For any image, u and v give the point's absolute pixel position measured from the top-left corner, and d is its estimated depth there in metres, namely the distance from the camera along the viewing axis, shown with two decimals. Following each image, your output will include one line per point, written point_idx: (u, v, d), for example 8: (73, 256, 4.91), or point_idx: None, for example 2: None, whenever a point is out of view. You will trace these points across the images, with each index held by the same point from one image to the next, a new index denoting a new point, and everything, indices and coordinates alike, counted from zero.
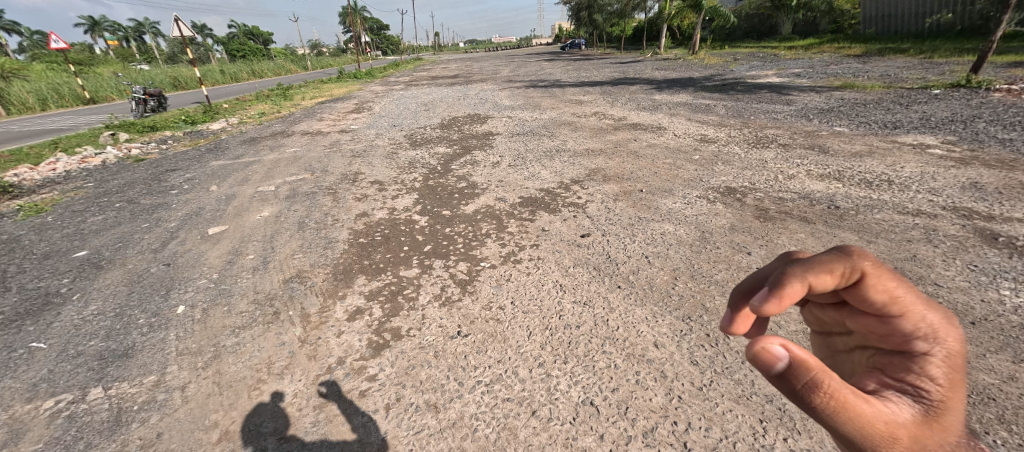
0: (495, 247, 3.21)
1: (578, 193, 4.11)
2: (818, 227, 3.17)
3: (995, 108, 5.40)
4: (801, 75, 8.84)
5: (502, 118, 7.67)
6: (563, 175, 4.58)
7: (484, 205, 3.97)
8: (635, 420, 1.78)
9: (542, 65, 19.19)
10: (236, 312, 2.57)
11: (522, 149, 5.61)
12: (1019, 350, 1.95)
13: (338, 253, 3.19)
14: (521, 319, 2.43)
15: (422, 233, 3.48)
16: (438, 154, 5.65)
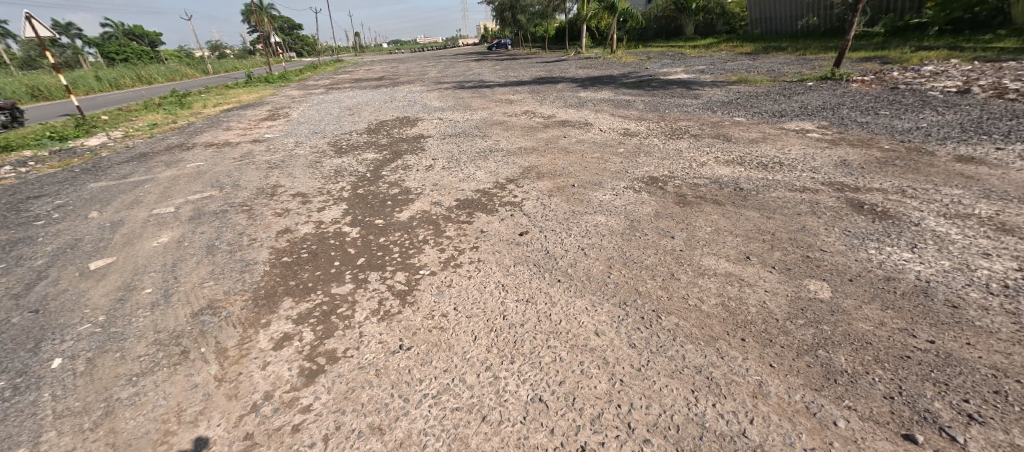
0: (433, 252, 2.98)
1: (513, 192, 3.98)
2: (728, 208, 3.34)
3: (855, 96, 5.99)
4: (704, 70, 9.41)
5: (435, 119, 7.41)
6: (498, 175, 4.44)
7: (419, 210, 3.70)
8: (582, 409, 1.72)
9: (468, 66, 18.88)
10: (132, 357, 2.09)
11: (456, 151, 5.39)
12: (887, 300, 2.23)
13: (258, 276, 2.76)
14: (465, 324, 2.23)
15: (353, 245, 3.14)
16: (366, 161, 5.26)
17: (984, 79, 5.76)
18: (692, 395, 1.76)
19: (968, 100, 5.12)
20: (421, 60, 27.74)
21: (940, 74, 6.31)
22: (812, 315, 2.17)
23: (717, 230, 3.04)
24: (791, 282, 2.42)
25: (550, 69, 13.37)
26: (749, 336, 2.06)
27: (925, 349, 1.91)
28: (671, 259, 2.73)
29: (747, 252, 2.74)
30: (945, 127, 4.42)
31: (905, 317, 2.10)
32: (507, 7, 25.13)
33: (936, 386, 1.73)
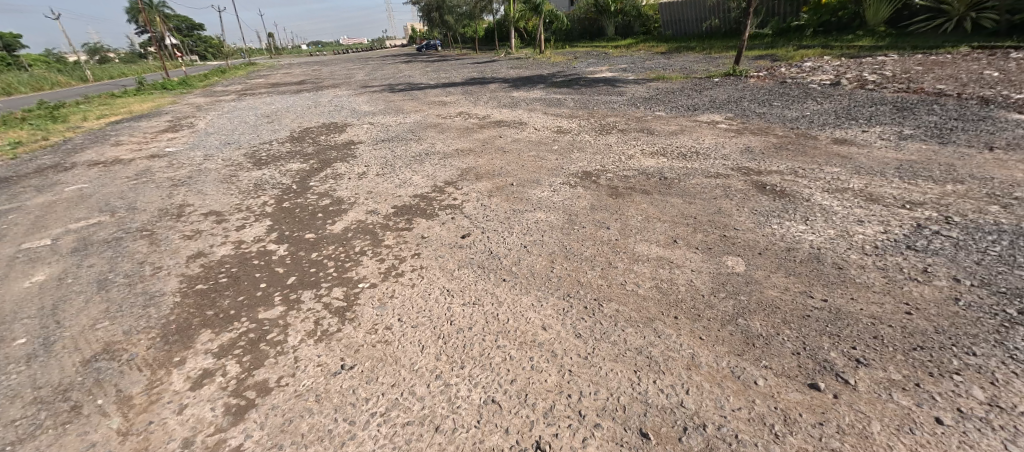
0: (372, 262, 2.90)
1: (452, 194, 3.96)
2: (655, 196, 3.59)
3: (754, 89, 6.68)
4: (626, 69, 9.97)
5: (365, 124, 7.14)
6: (436, 178, 4.39)
7: (354, 220, 3.57)
8: (535, 404, 1.77)
9: (398, 67, 18.39)
10: (5, 423, 1.80)
11: (390, 156, 5.24)
12: (789, 268, 2.53)
13: (167, 310, 2.50)
14: (411, 334, 2.20)
15: (281, 263, 2.95)
16: (290, 172, 4.95)
17: (851, 73, 6.70)
18: (634, 376, 1.89)
19: (842, 91, 5.93)
20: (346, 63, 26.52)
21: (818, 69, 7.23)
22: (732, 288, 2.41)
23: (647, 218, 3.25)
24: (713, 260, 2.67)
25: (481, 70, 13.40)
26: (681, 314, 2.24)
27: (823, 307, 2.20)
28: (608, 249, 2.89)
29: (674, 237, 2.97)
30: (827, 115, 5.08)
31: (805, 281, 2.40)
32: (434, 8, 24.73)
33: (833, 339, 2.00)
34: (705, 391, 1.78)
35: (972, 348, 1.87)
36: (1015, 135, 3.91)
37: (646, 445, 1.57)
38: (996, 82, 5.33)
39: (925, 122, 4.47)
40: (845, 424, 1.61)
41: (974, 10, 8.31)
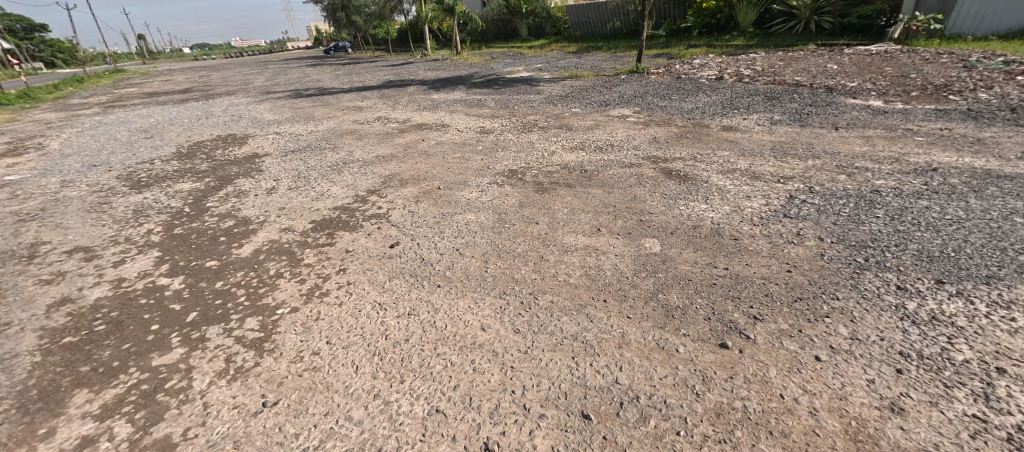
0: (292, 284, 2.72)
1: (376, 203, 3.84)
2: (578, 189, 3.79)
3: (657, 85, 7.29)
4: (542, 68, 10.33)
5: (270, 134, 6.60)
6: (357, 187, 4.22)
7: (265, 240, 3.31)
8: (480, 406, 1.79)
9: (306, 71, 17.23)
10: None
11: (303, 167, 4.92)
12: (696, 243, 2.84)
13: (25, 373, 2.13)
14: (343, 356, 2.12)
15: (176, 299, 2.65)
16: (181, 193, 4.44)
17: (732, 68, 7.58)
18: (572, 362, 2.00)
19: (726, 84, 6.69)
20: (245, 68, 24.22)
21: (706, 65, 8.08)
22: (652, 267, 2.64)
23: (572, 210, 3.42)
24: (633, 244, 2.89)
25: (396, 72, 13.01)
26: (610, 297, 2.41)
27: (726, 275, 2.50)
28: (539, 243, 3.01)
29: (598, 225, 3.16)
30: (716, 105, 5.70)
31: (710, 254, 2.70)
32: (339, 8, 23.43)
33: (736, 302, 2.29)
34: (633, 370, 1.93)
35: (837, 294, 2.26)
36: (855, 117, 4.73)
37: (587, 427, 1.67)
38: (835, 74, 6.39)
39: (790, 109, 5.21)
40: (750, 375, 1.85)
41: (815, 14, 9.91)
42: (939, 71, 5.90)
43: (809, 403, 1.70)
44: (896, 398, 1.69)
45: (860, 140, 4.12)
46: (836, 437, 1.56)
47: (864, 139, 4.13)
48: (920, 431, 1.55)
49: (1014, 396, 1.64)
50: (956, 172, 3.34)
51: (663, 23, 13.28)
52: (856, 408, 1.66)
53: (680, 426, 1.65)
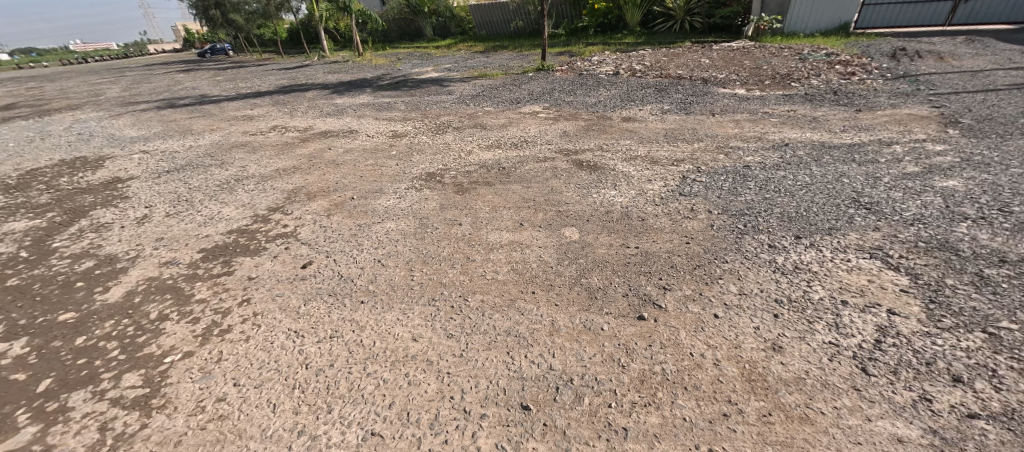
0: (183, 326, 2.41)
1: (281, 221, 3.56)
2: (497, 186, 3.87)
3: (562, 81, 7.65)
4: (451, 68, 10.27)
5: (135, 154, 5.73)
6: (256, 206, 3.87)
7: (141, 280, 2.89)
8: (419, 420, 1.77)
9: (180, 77, 15.19)
10: None
11: (183, 190, 4.37)
12: (609, 226, 3.07)
13: None
14: (257, 396, 1.95)
15: (19, 368, 2.19)
16: (14, 235, 3.69)
17: (626, 64, 8.23)
18: (507, 357, 2.05)
19: (621, 79, 7.26)
20: (96, 75, 20.57)
21: (603, 62, 8.67)
22: (574, 254, 2.80)
23: (494, 208, 3.50)
24: (554, 234, 3.04)
25: (290, 76, 12.00)
26: (538, 288, 2.51)
27: (637, 253, 2.75)
28: (464, 244, 3.03)
29: (521, 220, 3.27)
30: (616, 99, 6.17)
31: (623, 236, 2.95)
32: (212, 5, 20.76)
33: (648, 277, 2.52)
34: (562, 356, 2.03)
35: (726, 258, 2.61)
36: (728, 104, 5.43)
37: (527, 417, 1.74)
38: (708, 67, 7.26)
39: (676, 99, 5.82)
40: (664, 341, 2.06)
41: (687, 15, 11.09)
42: (783, 62, 7.00)
43: (712, 356, 1.96)
44: (776, 338, 2.01)
45: (733, 124, 4.75)
46: (735, 380, 1.83)
47: (735, 123, 4.76)
48: (795, 363, 1.88)
49: (855, 320, 2.05)
50: (802, 145, 4.02)
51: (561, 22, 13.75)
52: (748, 353, 1.95)
53: (611, 399, 1.79)
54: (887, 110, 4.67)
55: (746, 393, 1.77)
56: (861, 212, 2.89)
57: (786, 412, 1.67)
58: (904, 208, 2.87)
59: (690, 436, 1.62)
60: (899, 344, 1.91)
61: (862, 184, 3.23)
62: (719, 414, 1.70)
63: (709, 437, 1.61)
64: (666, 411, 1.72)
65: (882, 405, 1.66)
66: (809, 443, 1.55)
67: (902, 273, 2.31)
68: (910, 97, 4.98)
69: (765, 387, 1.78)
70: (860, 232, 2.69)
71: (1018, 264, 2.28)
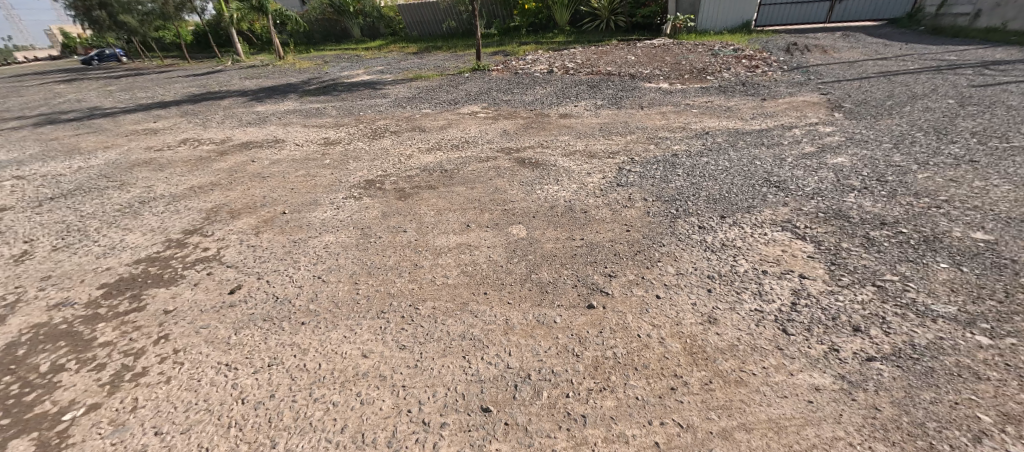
0: (84, 375, 2.10)
1: (200, 244, 3.26)
2: (441, 189, 3.84)
3: (498, 81, 7.73)
4: (384, 70, 9.92)
5: (8, 181, 4.97)
6: (168, 230, 3.51)
7: (25, 328, 2.49)
8: (375, 439, 1.70)
9: (62, 89, 13.35)
10: None
11: (73, 218, 3.88)
12: (553, 221, 3.17)
13: None
14: (187, 440, 1.76)
15: None
16: None
17: (558, 62, 8.47)
18: (463, 363, 2.03)
19: (555, 77, 7.47)
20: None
21: (537, 61, 8.85)
22: (522, 251, 2.86)
23: (438, 211, 3.46)
24: (502, 234, 3.08)
25: (201, 83, 10.96)
26: (489, 289, 2.53)
27: (582, 245, 2.86)
28: (410, 251, 2.96)
29: (467, 221, 3.27)
30: (551, 96, 6.34)
31: (567, 229, 3.05)
32: (95, 5, 18.24)
33: (593, 268, 2.62)
34: (517, 354, 2.05)
35: (662, 242, 2.79)
36: (653, 98, 5.77)
37: (488, 419, 1.75)
38: (634, 64, 7.68)
39: (607, 95, 6.09)
40: (613, 328, 2.16)
41: (611, 15, 11.57)
42: (698, 57, 7.58)
43: (657, 335, 2.09)
44: (710, 311, 2.19)
45: (660, 116, 5.06)
46: (678, 356, 1.97)
47: (662, 115, 5.07)
48: (729, 332, 2.06)
49: (774, 286, 2.29)
50: (720, 133, 4.39)
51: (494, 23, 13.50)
52: (688, 328, 2.10)
53: (568, 389, 1.85)
54: (786, 98, 5.22)
55: (689, 365, 1.91)
56: (772, 190, 3.21)
57: (725, 378, 1.84)
58: (806, 184, 3.24)
59: (644, 413, 1.72)
60: (811, 303, 2.16)
61: (771, 165, 3.59)
62: (668, 389, 1.82)
63: (660, 411, 1.73)
64: (620, 393, 1.82)
65: (802, 359, 1.87)
66: (745, 403, 1.72)
67: (808, 241, 2.61)
68: (804, 86, 5.61)
69: (705, 358, 1.94)
70: (773, 208, 2.99)
71: (895, 224, 2.68)
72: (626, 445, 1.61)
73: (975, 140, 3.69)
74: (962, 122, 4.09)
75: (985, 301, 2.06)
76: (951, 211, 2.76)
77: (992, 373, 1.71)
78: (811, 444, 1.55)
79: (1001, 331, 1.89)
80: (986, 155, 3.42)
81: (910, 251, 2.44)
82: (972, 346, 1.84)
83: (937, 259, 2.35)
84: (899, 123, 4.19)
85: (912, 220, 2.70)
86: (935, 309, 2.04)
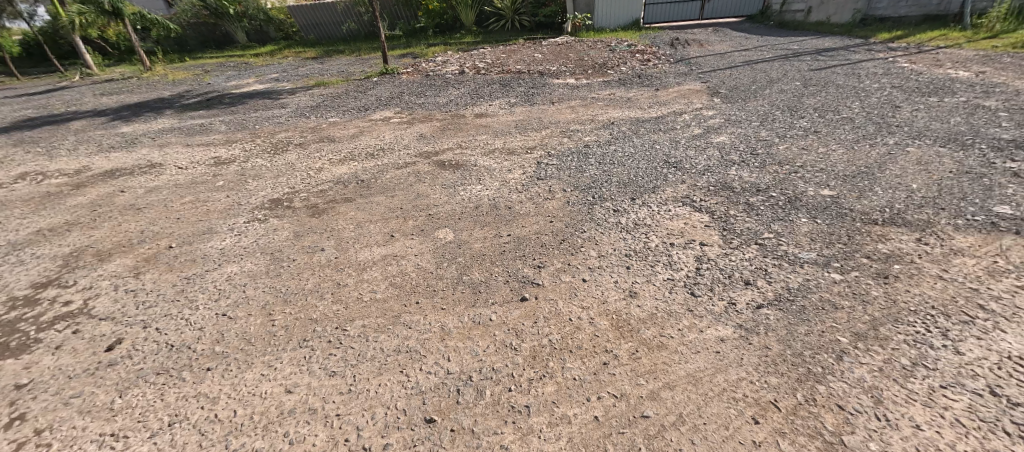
0: None
1: (58, 298, 2.66)
2: (358, 200, 3.64)
3: (409, 84, 7.54)
4: (280, 78, 9.06)
5: None
6: (10, 286, 2.81)
7: None
8: None
9: None
10: None
11: None
12: (480, 221, 3.20)
13: None
14: None
15: None
16: None
17: (469, 63, 8.48)
18: (400, 379, 1.96)
19: (467, 78, 7.49)
20: None
21: (448, 62, 8.83)
22: (451, 254, 2.84)
23: (359, 224, 3.28)
24: (429, 239, 3.02)
25: (40, 99, 8.99)
26: (420, 297, 2.47)
27: (510, 241, 2.92)
28: (331, 269, 2.77)
29: (391, 231, 3.15)
30: (466, 97, 6.34)
31: (494, 227, 3.10)
32: None
33: (523, 264, 2.67)
34: (455, 360, 2.03)
35: (583, 228, 2.96)
36: (562, 94, 6.02)
37: (433, 429, 1.72)
38: (541, 61, 7.97)
39: (520, 92, 6.25)
40: (546, 318, 2.23)
41: (516, 14, 11.93)
42: (599, 54, 8.07)
43: (587, 316, 2.22)
44: (631, 286, 2.38)
45: (570, 110, 5.32)
46: (607, 331, 2.11)
47: (571, 109, 5.34)
48: (648, 302, 2.25)
49: (679, 256, 2.56)
50: (624, 123, 4.74)
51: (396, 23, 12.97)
52: (613, 305, 2.26)
53: (510, 383, 1.90)
54: (675, 87, 5.78)
55: (618, 339, 2.06)
56: (672, 171, 3.54)
57: (649, 345, 2.01)
58: (699, 163, 3.62)
59: (582, 391, 1.83)
60: (711, 266, 2.44)
61: (669, 148, 3.97)
62: (601, 364, 1.95)
63: (597, 387, 1.84)
64: (559, 377, 1.90)
65: (709, 317, 2.12)
66: (667, 364, 1.90)
67: (704, 212, 2.93)
68: (688, 76, 6.25)
69: (630, 330, 2.10)
70: (673, 187, 3.31)
71: (767, 190, 3.12)
72: (569, 425, 1.69)
73: (817, 114, 4.41)
74: (808, 100, 4.86)
75: (835, 244, 2.50)
76: (806, 174, 3.28)
77: (845, 302, 2.10)
78: (723, 389, 1.76)
79: (847, 267, 2.32)
80: (827, 126, 4.11)
81: (780, 211, 2.86)
82: (830, 282, 2.23)
83: (799, 215, 2.79)
84: (763, 104, 4.86)
85: (779, 185, 3.16)
86: (802, 257, 2.43)
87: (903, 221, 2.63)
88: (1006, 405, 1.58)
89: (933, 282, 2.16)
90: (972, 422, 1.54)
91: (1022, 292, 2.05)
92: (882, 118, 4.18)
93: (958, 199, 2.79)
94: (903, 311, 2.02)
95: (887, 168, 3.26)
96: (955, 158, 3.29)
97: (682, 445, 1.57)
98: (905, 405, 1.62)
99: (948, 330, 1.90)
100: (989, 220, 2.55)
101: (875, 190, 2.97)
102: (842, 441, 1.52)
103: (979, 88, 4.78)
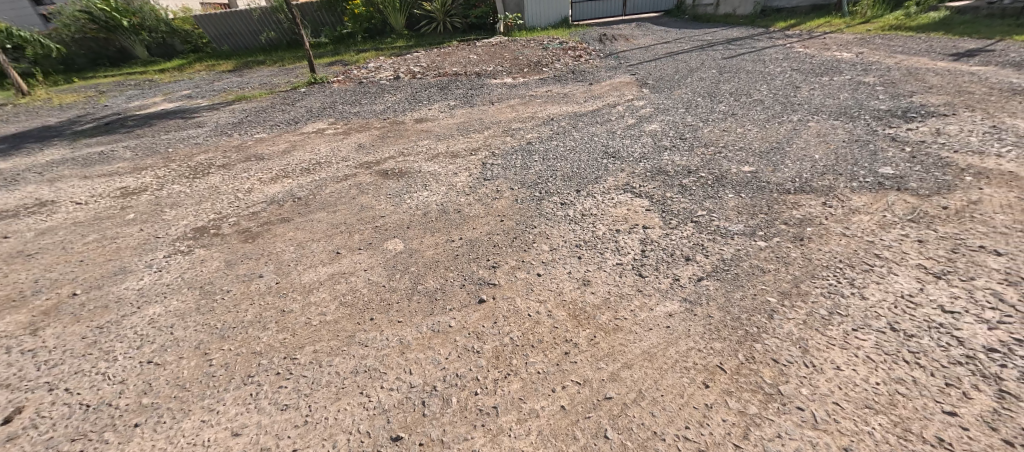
0: None
1: None
2: (297, 219, 3.46)
3: (340, 93, 7.24)
4: (192, 95, 8.32)
5: None
6: None
7: None
8: None
9: None
10: None
11: None
12: (428, 228, 3.15)
13: None
14: None
15: None
16: None
17: (403, 68, 8.29)
18: (359, 400, 1.90)
19: (403, 83, 7.33)
20: None
21: (380, 68, 8.59)
22: (402, 265, 2.77)
23: (300, 244, 3.11)
24: (377, 252, 2.93)
25: None
26: (374, 313, 2.39)
27: (462, 244, 2.91)
28: (274, 295, 2.61)
29: (336, 248, 3.02)
30: (403, 103, 6.21)
31: (444, 232, 3.07)
32: None
33: (476, 268, 2.65)
34: (418, 374, 1.99)
35: (533, 224, 3.01)
36: (500, 93, 6.08)
37: (400, 447, 1.68)
38: (476, 62, 7.98)
39: (458, 95, 6.23)
40: (506, 318, 2.24)
41: (447, 16, 11.76)
42: (532, 52, 8.22)
43: (545, 310, 2.26)
44: (584, 275, 2.46)
45: (509, 109, 5.39)
46: (565, 322, 2.17)
47: (511, 108, 5.40)
48: (601, 289, 2.35)
49: (626, 241, 2.68)
50: (562, 118, 4.88)
51: (320, 30, 12.33)
52: (568, 296, 2.33)
53: (475, 387, 1.90)
54: (606, 81, 6.03)
55: (576, 328, 2.12)
56: (612, 161, 3.70)
57: (606, 330, 2.09)
58: (634, 151, 3.82)
59: (547, 384, 1.87)
60: (655, 248, 2.59)
61: (606, 139, 4.16)
62: (562, 354, 2.00)
63: (561, 377, 1.89)
64: (522, 374, 1.93)
65: (657, 294, 2.24)
66: (624, 345, 1.99)
67: (644, 197, 3.10)
68: (617, 70, 6.55)
69: (586, 318, 2.17)
70: (614, 176, 3.46)
71: (696, 171, 3.35)
72: (538, 419, 1.73)
73: (732, 99, 4.80)
74: (723, 86, 5.26)
75: (758, 215, 2.74)
76: (728, 154, 3.56)
77: (770, 266, 2.32)
78: (675, 360, 1.88)
79: (769, 234, 2.55)
80: (742, 108, 4.49)
81: (710, 190, 3.09)
82: (756, 249, 2.45)
83: (726, 192, 3.03)
84: (685, 92, 5.21)
85: (706, 166, 3.41)
86: (731, 230, 2.65)
87: (810, 188, 2.95)
88: (903, 338, 1.83)
89: (838, 239, 2.44)
90: (879, 357, 1.76)
91: (906, 239, 2.37)
92: (786, 98, 4.62)
93: (851, 165, 3.16)
94: (818, 267, 2.26)
95: (793, 142, 3.63)
96: (846, 129, 3.72)
97: (644, 420, 1.66)
98: (826, 351, 1.82)
99: (854, 279, 2.16)
100: (877, 181, 2.92)
101: (786, 164, 3.29)
102: (779, 391, 1.69)
103: (860, 66, 5.44)
